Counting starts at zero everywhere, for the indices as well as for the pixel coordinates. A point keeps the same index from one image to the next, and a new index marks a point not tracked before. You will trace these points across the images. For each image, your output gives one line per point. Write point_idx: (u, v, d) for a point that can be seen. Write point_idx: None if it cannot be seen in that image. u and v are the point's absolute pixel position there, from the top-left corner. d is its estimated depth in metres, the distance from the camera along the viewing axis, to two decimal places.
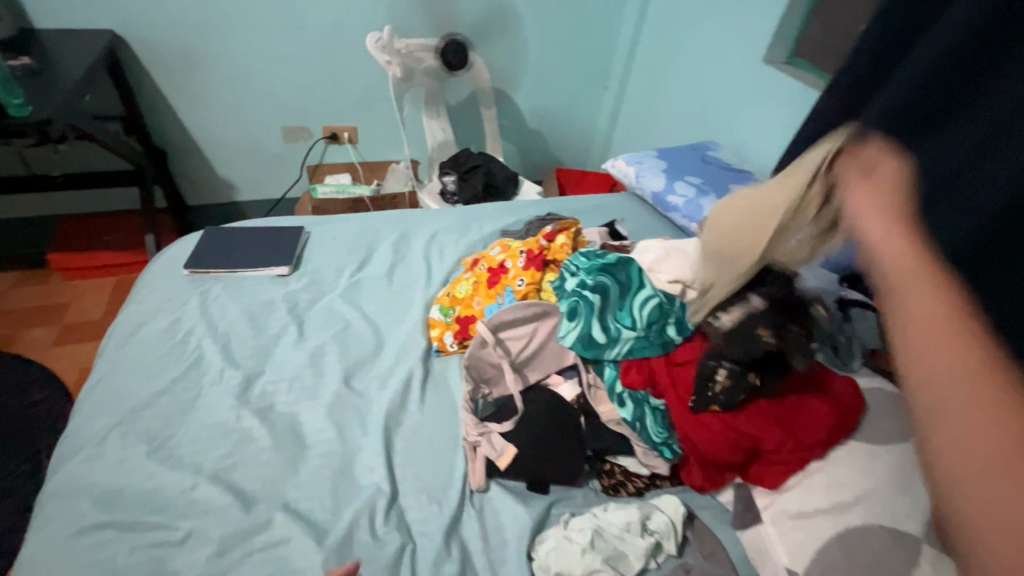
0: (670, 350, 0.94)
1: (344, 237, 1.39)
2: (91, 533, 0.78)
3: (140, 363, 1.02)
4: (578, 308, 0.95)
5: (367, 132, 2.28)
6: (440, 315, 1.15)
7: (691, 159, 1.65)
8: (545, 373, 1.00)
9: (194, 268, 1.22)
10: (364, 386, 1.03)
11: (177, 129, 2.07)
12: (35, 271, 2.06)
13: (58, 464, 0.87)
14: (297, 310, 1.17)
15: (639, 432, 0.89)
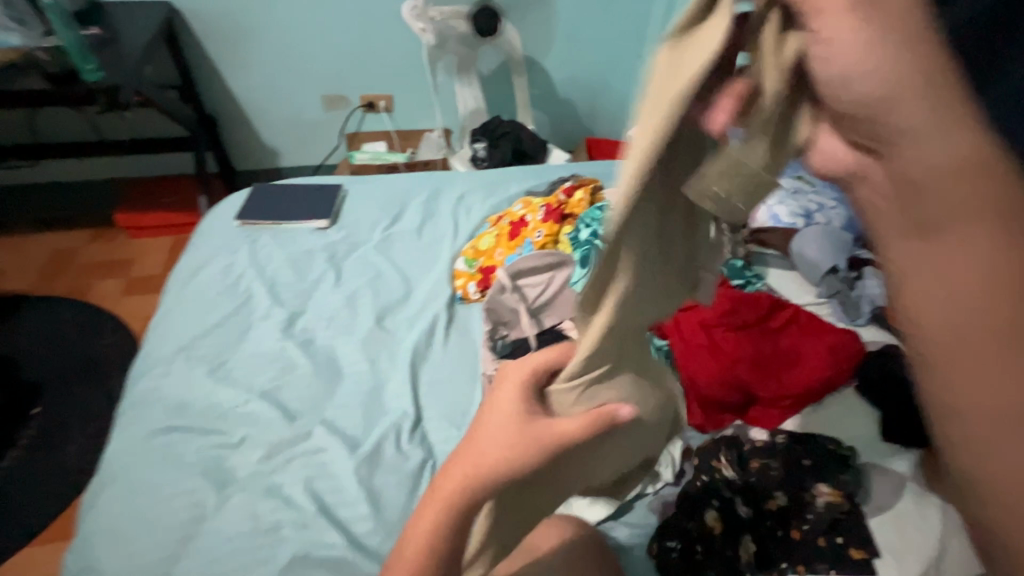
0: None
1: (378, 196, 1.48)
2: (163, 434, 0.92)
3: (200, 300, 1.15)
4: (589, 255, 1.05)
5: (403, 100, 2.35)
6: (465, 266, 1.23)
7: None
8: (560, 318, 1.05)
9: (245, 219, 1.34)
10: (394, 327, 1.12)
11: (227, 97, 2.21)
12: (103, 228, 2.26)
13: (134, 379, 1.01)
14: (334, 259, 1.28)
15: None
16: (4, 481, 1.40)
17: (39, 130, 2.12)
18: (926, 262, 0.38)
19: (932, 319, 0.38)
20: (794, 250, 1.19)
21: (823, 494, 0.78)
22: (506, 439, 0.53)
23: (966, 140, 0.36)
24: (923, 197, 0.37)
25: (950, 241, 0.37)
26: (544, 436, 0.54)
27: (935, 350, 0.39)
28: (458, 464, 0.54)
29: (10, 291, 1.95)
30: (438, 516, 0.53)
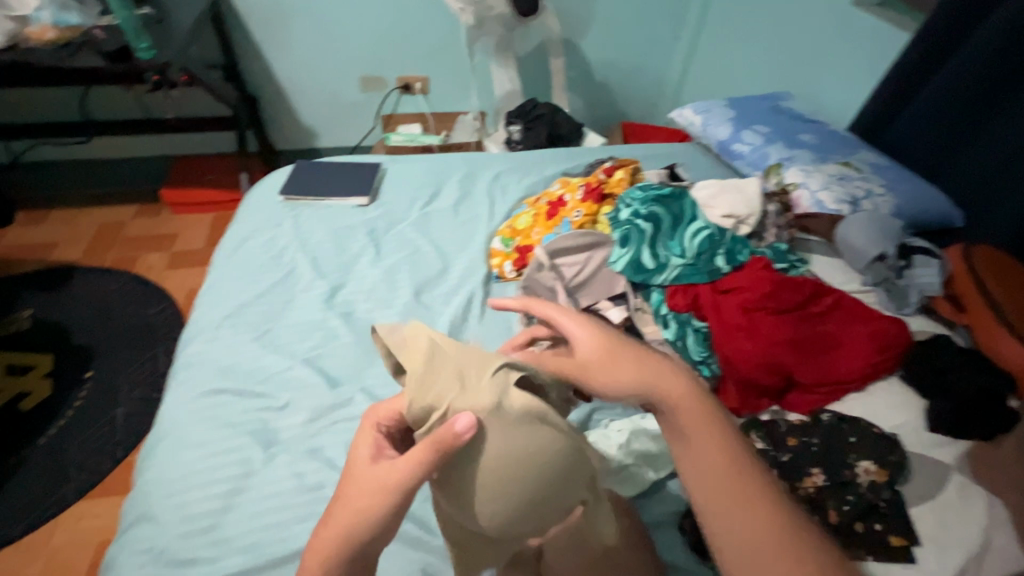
0: (716, 279, 1.01)
1: (415, 174, 1.50)
2: (212, 395, 0.96)
3: (246, 270, 1.19)
4: (630, 236, 1.04)
5: (438, 82, 2.37)
6: (501, 245, 1.24)
7: (761, 108, 1.62)
8: (595, 299, 1.04)
9: (288, 194, 1.38)
10: (431, 302, 1.14)
11: (268, 77, 2.25)
12: (148, 203, 2.34)
13: (185, 343, 1.06)
14: (374, 234, 1.31)
15: (681, 350, 0.94)
16: (59, 437, 1.48)
17: (90, 107, 2.20)
18: (731, 532, 0.51)
19: (721, 514, 0.52)
20: (838, 235, 1.17)
21: (867, 472, 0.78)
22: (361, 487, 0.55)
23: (724, 426, 0.56)
24: (705, 488, 0.53)
25: (732, 512, 0.52)
26: (383, 481, 0.54)
27: (726, 539, 0.51)
28: (329, 522, 0.55)
29: (62, 260, 2.04)
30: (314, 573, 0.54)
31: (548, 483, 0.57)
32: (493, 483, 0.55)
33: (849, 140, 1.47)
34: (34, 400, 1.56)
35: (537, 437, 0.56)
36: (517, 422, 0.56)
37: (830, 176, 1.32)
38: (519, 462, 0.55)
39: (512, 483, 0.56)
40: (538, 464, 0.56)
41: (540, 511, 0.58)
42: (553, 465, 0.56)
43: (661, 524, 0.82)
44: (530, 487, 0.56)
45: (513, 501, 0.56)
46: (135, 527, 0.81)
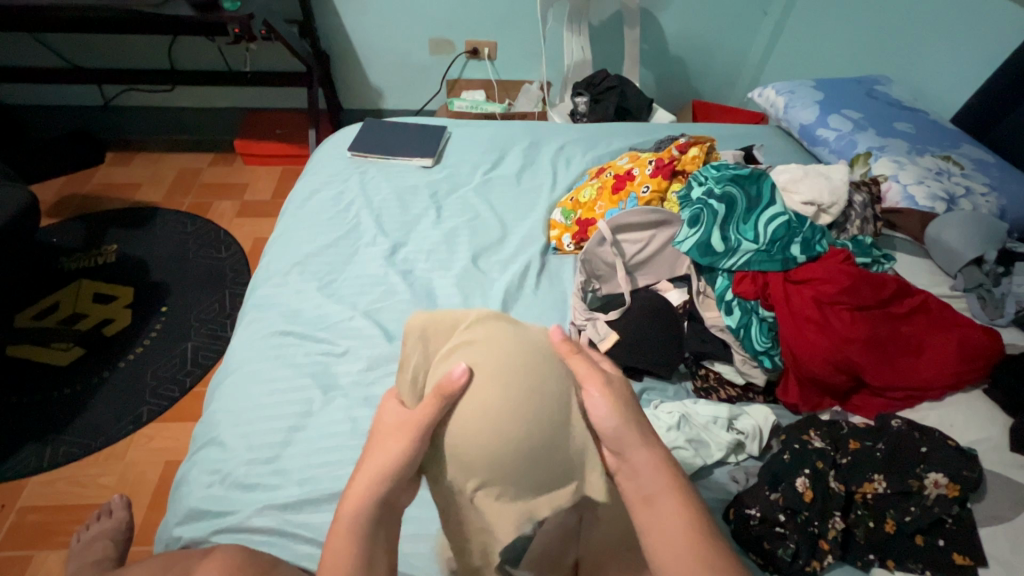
0: (788, 269, 0.96)
1: (480, 140, 1.50)
2: (278, 336, 1.01)
3: (314, 221, 1.23)
4: (700, 216, 1.00)
5: (507, 49, 2.33)
6: (561, 218, 1.23)
7: (854, 93, 1.49)
8: (655, 279, 1.06)
9: (356, 151, 1.41)
10: (488, 268, 1.15)
11: (341, 35, 2.27)
12: (222, 154, 2.46)
13: (256, 285, 1.12)
14: (436, 197, 1.32)
15: (742, 340, 0.92)
16: (136, 363, 1.62)
17: (176, 57, 2.31)
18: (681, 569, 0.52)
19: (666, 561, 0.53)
20: (930, 235, 1.10)
21: (938, 485, 0.73)
22: (382, 446, 0.55)
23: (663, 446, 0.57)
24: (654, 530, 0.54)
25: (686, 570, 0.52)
26: (411, 428, 0.54)
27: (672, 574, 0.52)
28: (358, 479, 0.55)
29: (144, 201, 2.18)
30: (347, 542, 0.54)
31: (543, 432, 0.52)
32: (490, 428, 0.52)
33: (951, 133, 1.35)
34: (117, 327, 1.70)
35: (533, 360, 0.55)
36: (512, 356, 0.55)
37: (926, 169, 1.23)
38: (514, 406, 0.52)
39: (508, 429, 0.52)
40: (538, 405, 0.53)
41: (541, 470, 0.52)
42: (549, 406, 0.53)
43: (706, 512, 0.81)
44: (525, 437, 0.52)
45: (508, 462, 0.52)
46: (206, 449, 0.87)
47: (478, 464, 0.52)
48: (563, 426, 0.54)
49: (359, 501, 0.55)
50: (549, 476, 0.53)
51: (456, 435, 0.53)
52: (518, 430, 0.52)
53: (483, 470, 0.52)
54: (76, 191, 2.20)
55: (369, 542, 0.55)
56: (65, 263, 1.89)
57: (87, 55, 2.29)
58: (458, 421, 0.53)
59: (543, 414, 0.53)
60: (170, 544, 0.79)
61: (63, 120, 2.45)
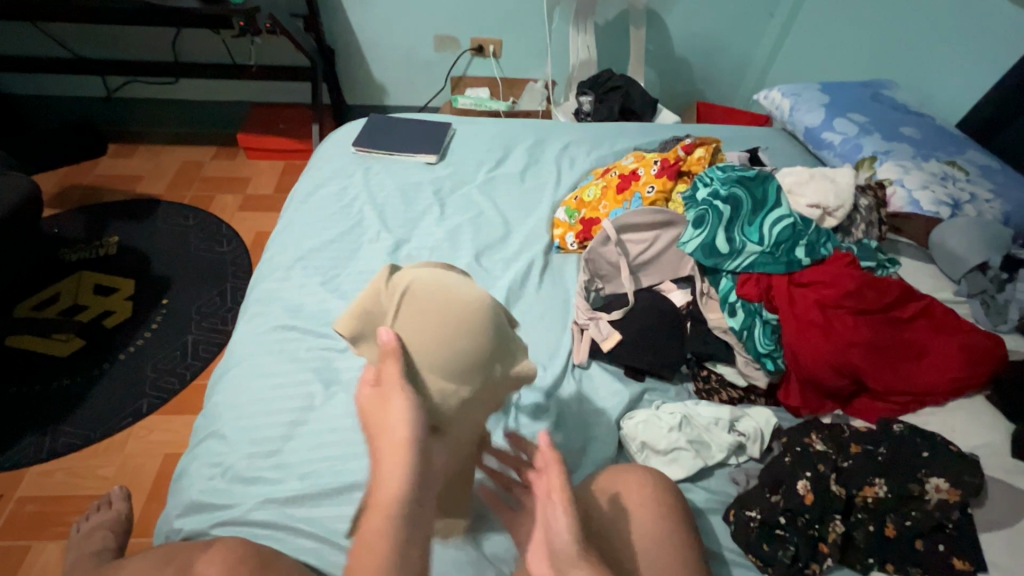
0: (793, 271, 0.96)
1: (484, 137, 1.49)
2: (280, 330, 1.01)
3: (318, 216, 1.23)
4: (705, 217, 1.00)
5: (513, 47, 2.32)
6: (565, 216, 1.22)
7: (860, 96, 1.49)
8: (659, 279, 1.05)
9: (361, 147, 1.41)
10: (491, 266, 1.15)
11: (346, 31, 2.27)
12: (225, 147, 2.45)
13: (260, 279, 1.12)
14: (439, 193, 1.32)
15: (745, 342, 0.92)
16: (137, 355, 1.61)
17: (180, 49, 2.31)
18: None
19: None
20: (934, 241, 1.10)
21: (939, 490, 0.72)
22: (397, 429, 0.56)
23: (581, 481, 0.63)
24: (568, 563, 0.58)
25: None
26: (391, 396, 0.59)
27: None
28: (381, 477, 0.54)
29: (146, 193, 2.18)
30: (383, 526, 0.51)
31: (490, 321, 0.66)
32: (451, 350, 0.63)
33: (956, 138, 1.35)
34: (118, 319, 1.70)
35: (457, 283, 0.68)
36: (430, 285, 0.66)
37: (931, 175, 1.22)
38: (459, 316, 0.64)
39: (464, 337, 0.64)
40: (475, 306, 0.66)
41: (501, 348, 0.67)
42: (483, 302, 0.67)
43: (706, 513, 0.81)
44: (479, 331, 0.65)
45: (476, 357, 0.64)
46: (207, 442, 0.87)
47: (457, 373, 0.63)
48: (500, 330, 0.67)
49: (392, 483, 0.53)
50: (507, 349, 0.68)
51: (428, 373, 0.62)
52: (472, 333, 0.64)
53: (464, 376, 0.64)
54: (78, 181, 2.20)
55: (409, 524, 0.52)
56: (66, 254, 1.88)
57: (91, 46, 2.28)
58: (422, 360, 0.62)
59: (480, 308, 0.66)
60: (170, 536, 0.78)
61: (66, 111, 2.44)
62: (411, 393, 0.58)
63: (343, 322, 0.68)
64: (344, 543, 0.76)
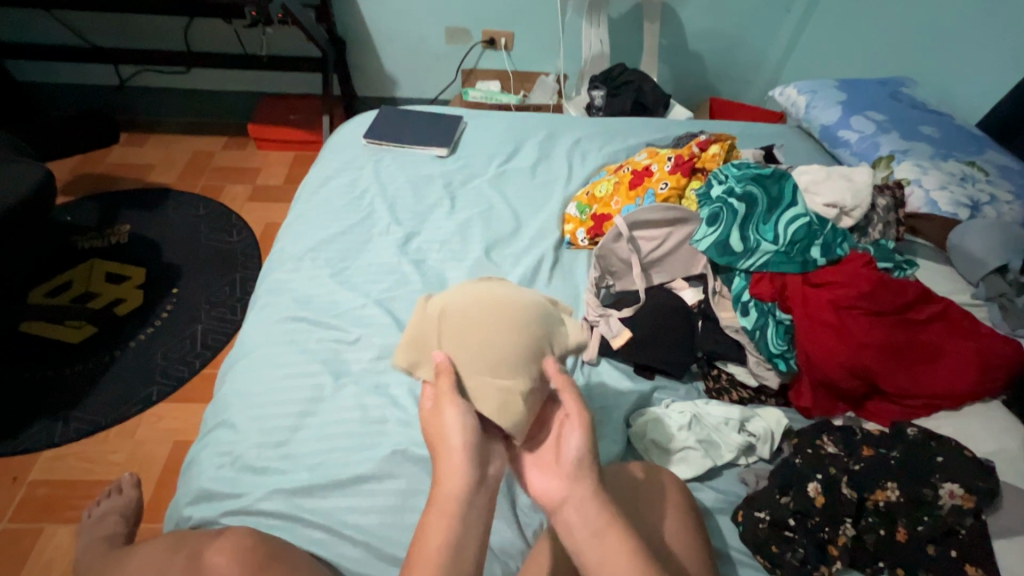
0: (808, 271, 0.95)
1: (495, 131, 1.49)
2: (291, 321, 1.01)
3: (328, 208, 1.23)
4: (720, 215, 0.99)
5: (525, 40, 2.31)
6: (576, 212, 1.22)
7: (878, 94, 1.47)
8: (670, 277, 1.04)
9: (372, 139, 1.40)
10: (501, 260, 1.14)
11: (358, 22, 2.26)
12: (236, 137, 2.46)
13: (270, 270, 1.12)
14: (450, 187, 1.31)
15: (757, 341, 0.91)
16: (147, 343, 1.63)
17: (192, 39, 2.31)
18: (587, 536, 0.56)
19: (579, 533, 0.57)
20: (953, 243, 1.08)
21: (952, 496, 0.71)
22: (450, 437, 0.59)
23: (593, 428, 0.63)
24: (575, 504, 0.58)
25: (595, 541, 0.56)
26: (452, 410, 0.61)
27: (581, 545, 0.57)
28: (440, 478, 0.58)
29: (157, 182, 2.19)
30: (444, 523, 0.55)
31: (528, 314, 0.68)
32: (504, 354, 0.65)
33: (976, 138, 1.33)
34: (129, 307, 1.71)
35: (494, 292, 0.70)
36: (471, 301, 0.69)
37: (950, 175, 1.20)
38: (494, 317, 0.67)
39: (504, 335, 0.66)
40: (509, 305, 0.68)
41: (545, 336, 0.69)
42: (517, 300, 0.70)
43: (714, 512, 0.80)
44: (519, 326, 0.67)
45: (523, 352, 0.66)
46: (217, 431, 0.87)
47: (507, 369, 0.65)
48: (543, 322, 0.69)
49: (449, 483, 0.57)
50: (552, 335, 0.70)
51: (480, 378, 0.64)
52: (512, 330, 0.66)
53: (515, 369, 0.65)
54: (90, 169, 2.22)
55: (467, 521, 0.56)
56: (78, 241, 1.90)
57: (104, 34, 2.29)
58: (476, 370, 0.65)
59: (513, 305, 0.69)
60: (180, 524, 0.79)
61: (79, 99, 2.45)
62: (462, 402, 0.62)
63: (399, 354, 0.70)
64: (351, 535, 0.76)
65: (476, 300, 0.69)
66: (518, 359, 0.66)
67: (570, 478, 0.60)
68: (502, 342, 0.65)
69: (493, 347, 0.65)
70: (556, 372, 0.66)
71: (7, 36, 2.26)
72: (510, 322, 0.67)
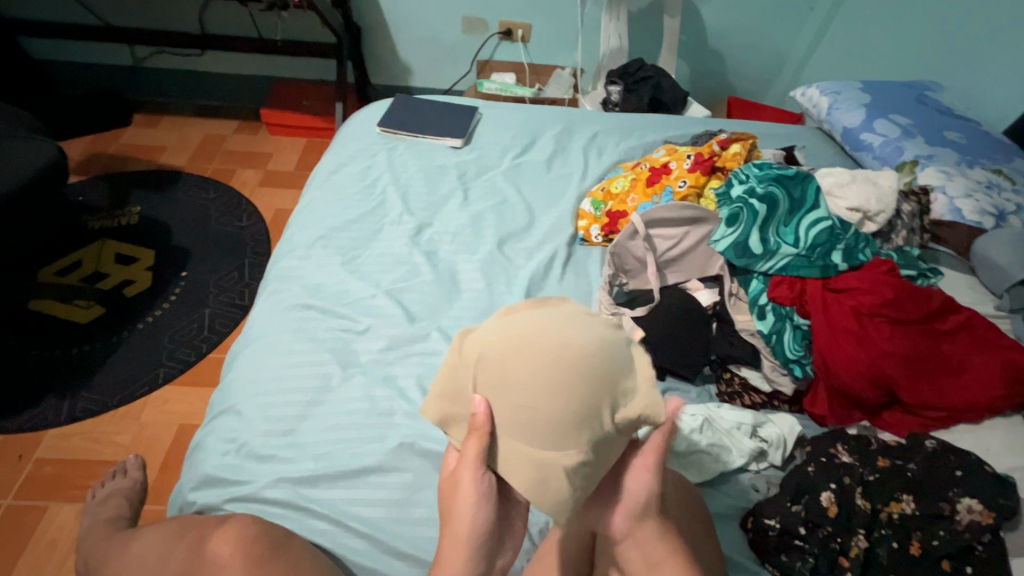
0: (829, 276, 0.93)
1: (511, 123, 1.47)
2: (301, 309, 1.00)
3: (341, 195, 1.22)
4: (739, 215, 0.97)
5: (542, 32, 2.28)
6: (591, 208, 1.19)
7: (904, 97, 1.43)
8: (685, 277, 1.03)
9: (386, 127, 1.39)
10: (514, 255, 1.13)
11: (375, 10, 2.24)
12: (248, 122, 2.45)
13: (280, 256, 1.11)
14: (463, 178, 1.30)
15: (772, 345, 0.89)
16: (155, 325, 1.63)
17: (208, 22, 2.30)
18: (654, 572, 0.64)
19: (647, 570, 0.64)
20: (977, 251, 1.06)
21: (970, 511, 0.69)
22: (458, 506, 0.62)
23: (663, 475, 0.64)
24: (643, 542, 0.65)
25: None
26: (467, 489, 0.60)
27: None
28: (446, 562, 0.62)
29: (169, 164, 2.19)
30: None
31: (587, 373, 0.55)
32: (537, 431, 0.55)
33: (1004, 145, 1.30)
34: (138, 288, 1.72)
35: (540, 344, 0.56)
36: (508, 350, 0.56)
37: (976, 182, 1.18)
38: (538, 379, 0.55)
39: (547, 401, 0.54)
40: (566, 359, 0.55)
41: (603, 399, 0.55)
42: (581, 351, 0.55)
43: (722, 518, 0.79)
44: (569, 390, 0.54)
45: (569, 427, 0.55)
46: (223, 417, 0.87)
47: (549, 445, 0.55)
48: (596, 394, 0.55)
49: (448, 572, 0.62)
50: (614, 395, 0.56)
51: (517, 446, 0.57)
52: (561, 399, 0.54)
53: (552, 444, 0.55)
54: (103, 150, 2.22)
55: None
56: (89, 221, 1.91)
57: (120, 14, 2.28)
58: (505, 436, 0.57)
59: (562, 360, 0.55)
60: (185, 508, 0.79)
61: (93, 79, 2.45)
62: (481, 482, 0.60)
63: (428, 407, 0.64)
64: (354, 526, 0.75)
65: (514, 353, 0.56)
66: (554, 437, 0.55)
67: (633, 518, 0.64)
68: (534, 419, 0.55)
69: (524, 421, 0.56)
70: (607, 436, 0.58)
71: (24, 14, 2.27)
72: (546, 396, 0.54)
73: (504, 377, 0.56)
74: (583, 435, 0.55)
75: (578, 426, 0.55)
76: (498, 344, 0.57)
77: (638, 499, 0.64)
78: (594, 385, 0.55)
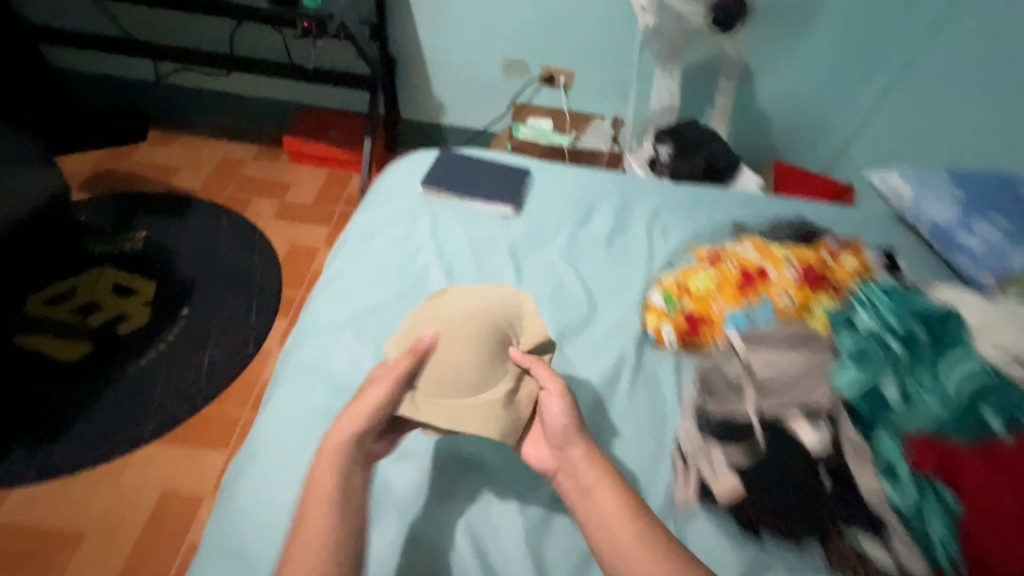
0: (988, 440, 0.75)
1: (565, 189, 1.32)
2: (322, 418, 0.84)
3: (373, 266, 1.07)
4: (866, 354, 0.85)
5: (586, 79, 2.16)
6: (661, 301, 1.03)
7: (1002, 193, 1.27)
8: (784, 407, 0.83)
9: (429, 186, 1.25)
10: (573, 356, 0.97)
11: (413, 44, 2.14)
12: (268, 147, 2.29)
13: (297, 343, 0.96)
14: (515, 255, 1.14)
15: (909, 524, 0.74)
16: (148, 369, 1.46)
17: (238, 43, 2.18)
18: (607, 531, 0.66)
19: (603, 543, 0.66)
20: None
21: None
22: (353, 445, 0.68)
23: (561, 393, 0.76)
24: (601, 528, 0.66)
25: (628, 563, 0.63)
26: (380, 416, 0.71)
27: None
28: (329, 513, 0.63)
29: (179, 187, 2.05)
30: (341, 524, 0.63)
31: (489, 320, 0.81)
32: (461, 362, 0.77)
33: None
34: (132, 325, 1.54)
35: (458, 307, 0.82)
36: (435, 316, 0.82)
37: None
38: (460, 326, 0.80)
39: (465, 339, 0.79)
40: (464, 310, 0.82)
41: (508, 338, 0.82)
42: (486, 310, 0.82)
43: None
44: (481, 331, 0.80)
45: (485, 358, 0.78)
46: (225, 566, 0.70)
47: (475, 378, 0.77)
48: (501, 336, 0.81)
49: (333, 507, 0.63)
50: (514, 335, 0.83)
51: (447, 384, 0.77)
52: (476, 338, 0.79)
53: (479, 374, 0.77)
54: (111, 167, 2.09)
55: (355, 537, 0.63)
56: (89, 244, 1.75)
57: (144, 26, 2.17)
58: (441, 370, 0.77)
59: (474, 315, 0.81)
60: None
61: (109, 89, 2.33)
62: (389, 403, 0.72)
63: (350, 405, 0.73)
64: None
65: (441, 316, 0.82)
66: (474, 368, 0.77)
67: (556, 446, 0.74)
68: (458, 354, 0.78)
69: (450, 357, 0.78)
70: (521, 357, 0.79)
71: (44, 17, 2.16)
72: (464, 333, 0.79)
73: (432, 331, 0.80)
74: (501, 369, 0.79)
75: (491, 356, 0.79)
76: (430, 313, 0.83)
77: (556, 424, 0.74)
78: (497, 331, 0.81)
